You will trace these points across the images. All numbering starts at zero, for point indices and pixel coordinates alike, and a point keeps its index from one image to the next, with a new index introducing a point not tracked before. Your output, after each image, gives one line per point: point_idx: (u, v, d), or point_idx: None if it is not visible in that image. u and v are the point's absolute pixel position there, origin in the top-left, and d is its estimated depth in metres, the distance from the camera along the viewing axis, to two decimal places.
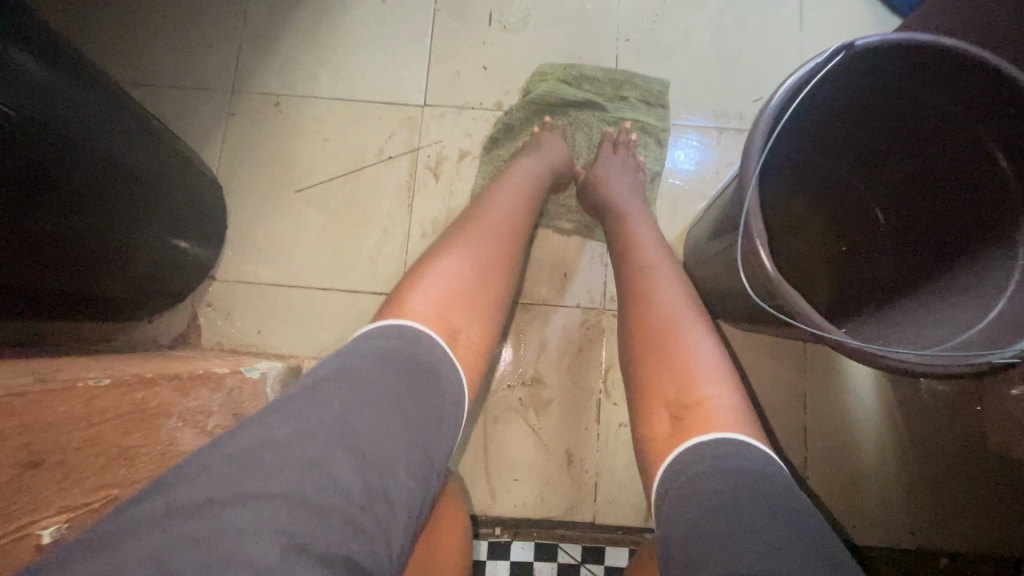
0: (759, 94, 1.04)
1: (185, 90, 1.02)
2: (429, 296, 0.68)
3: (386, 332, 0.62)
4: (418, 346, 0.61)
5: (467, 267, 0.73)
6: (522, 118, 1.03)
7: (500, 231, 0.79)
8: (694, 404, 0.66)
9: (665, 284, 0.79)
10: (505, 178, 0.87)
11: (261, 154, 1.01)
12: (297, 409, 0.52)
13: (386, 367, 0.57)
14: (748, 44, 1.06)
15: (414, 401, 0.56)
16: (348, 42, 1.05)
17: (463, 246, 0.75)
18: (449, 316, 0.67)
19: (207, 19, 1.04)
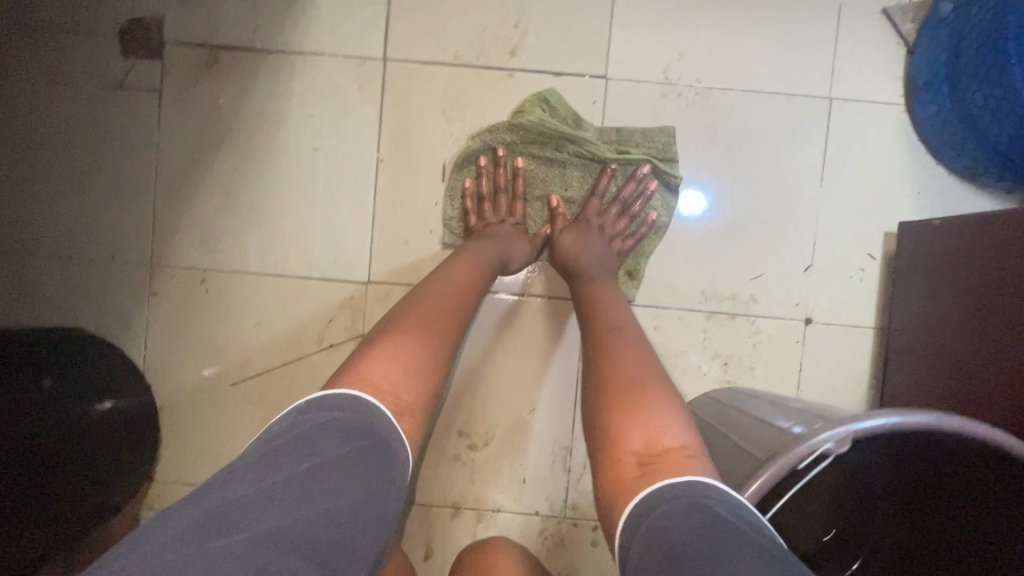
0: (759, 271, 0.88)
1: (97, 265, 0.91)
2: (383, 357, 0.63)
3: (328, 402, 0.57)
4: (364, 414, 0.57)
5: (412, 345, 0.66)
6: (514, 137, 0.88)
7: (447, 296, 0.74)
8: (666, 446, 0.57)
9: (632, 354, 0.69)
10: (452, 262, 0.79)
11: (189, 338, 0.91)
12: (264, 470, 0.51)
13: (344, 430, 0.55)
14: (751, 204, 0.89)
15: (370, 459, 0.54)
16: (277, 200, 0.90)
17: (408, 319, 0.69)
18: (399, 386, 0.62)
19: (117, 173, 0.91)
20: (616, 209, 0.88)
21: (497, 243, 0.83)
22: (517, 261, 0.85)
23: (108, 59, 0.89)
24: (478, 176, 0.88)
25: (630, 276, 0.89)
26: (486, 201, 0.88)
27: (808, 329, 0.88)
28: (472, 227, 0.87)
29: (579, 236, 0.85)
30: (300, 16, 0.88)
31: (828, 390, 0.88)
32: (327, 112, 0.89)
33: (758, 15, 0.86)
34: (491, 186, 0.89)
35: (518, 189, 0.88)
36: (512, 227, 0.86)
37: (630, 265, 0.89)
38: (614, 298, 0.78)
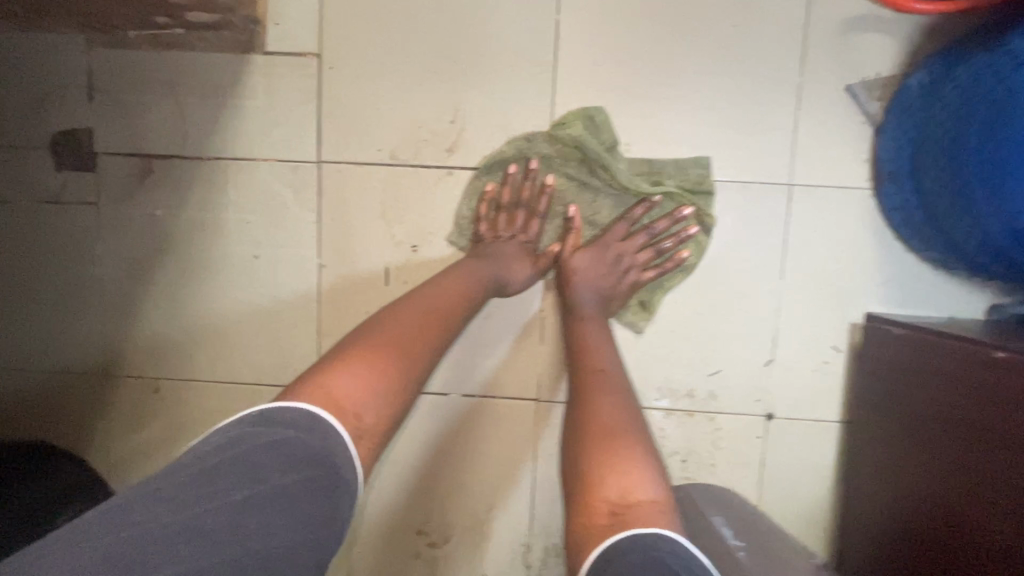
0: (718, 366, 0.85)
1: (50, 377, 0.91)
2: (354, 376, 0.61)
3: (286, 418, 0.56)
4: (322, 442, 0.56)
5: (385, 363, 0.64)
6: (548, 151, 0.83)
7: (436, 315, 0.71)
8: (637, 499, 0.57)
9: (613, 405, 0.69)
10: (444, 277, 0.77)
11: (147, 447, 0.92)
12: (195, 503, 0.50)
13: (292, 455, 0.54)
14: (706, 298, 0.84)
15: (312, 491, 0.54)
16: (222, 308, 0.88)
17: (393, 334, 0.67)
18: (361, 405, 0.60)
19: (60, 287, 0.89)
20: (643, 241, 0.83)
21: (490, 266, 0.80)
22: (514, 286, 0.82)
23: (43, 173, 0.88)
24: (503, 184, 0.84)
25: (642, 306, 0.85)
26: (503, 212, 0.84)
27: (770, 425, 0.85)
28: (482, 236, 0.84)
29: (586, 260, 0.82)
30: (229, 121, 0.85)
31: (791, 486, 0.86)
32: (264, 218, 0.86)
33: (705, 100, 0.81)
34: (513, 198, 0.84)
35: (540, 209, 0.84)
36: (518, 247, 0.83)
37: (644, 294, 0.84)
38: (598, 341, 0.78)
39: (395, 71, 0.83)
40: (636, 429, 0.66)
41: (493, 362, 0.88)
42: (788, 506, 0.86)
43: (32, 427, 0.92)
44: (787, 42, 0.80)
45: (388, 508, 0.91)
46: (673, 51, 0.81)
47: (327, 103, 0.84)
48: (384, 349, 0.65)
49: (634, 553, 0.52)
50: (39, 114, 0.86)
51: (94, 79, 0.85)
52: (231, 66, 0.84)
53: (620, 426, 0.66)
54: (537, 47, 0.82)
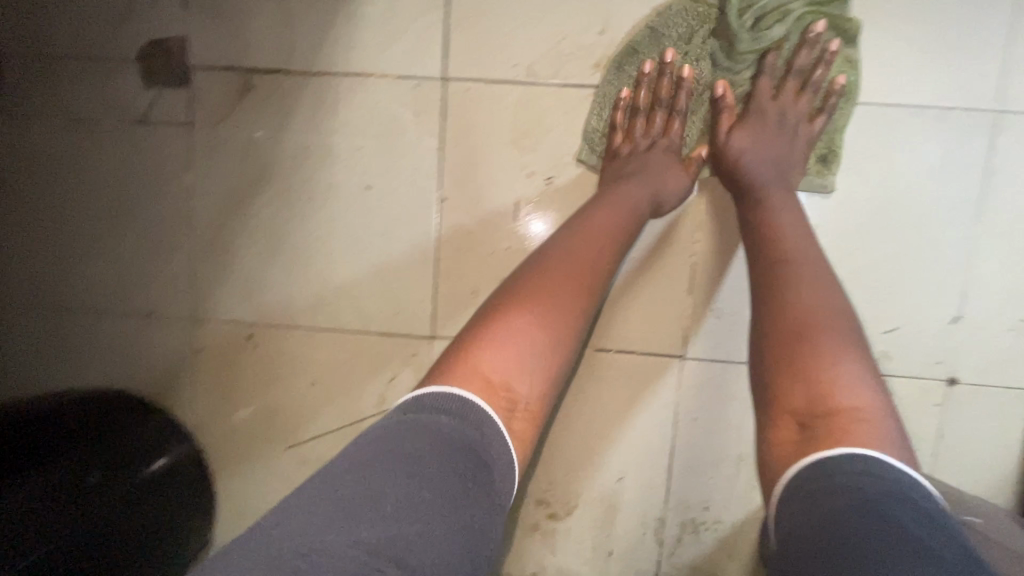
0: (895, 323, 0.74)
1: (135, 319, 0.82)
2: (500, 350, 0.52)
3: (437, 403, 0.47)
4: (483, 431, 0.47)
5: (534, 337, 0.54)
6: (677, 34, 0.72)
7: (580, 263, 0.60)
8: (832, 407, 0.48)
9: (820, 291, 0.56)
10: (587, 216, 0.65)
11: (239, 399, 0.83)
12: (337, 517, 0.39)
13: (443, 446, 0.44)
14: (885, 244, 0.74)
15: (467, 492, 0.43)
16: (328, 246, 0.79)
17: (539, 301, 0.56)
18: (512, 378, 0.51)
19: (147, 221, 0.80)
20: (791, 87, 0.72)
21: (642, 184, 0.69)
22: (671, 202, 0.71)
23: (132, 89, 0.78)
24: (637, 86, 0.73)
25: (822, 164, 0.73)
26: (640, 117, 0.74)
27: (952, 391, 0.74)
28: (617, 147, 0.74)
29: (744, 133, 0.71)
30: (343, 30, 0.75)
31: (971, 463, 0.75)
32: (379, 143, 0.76)
33: (898, 15, 0.71)
34: (652, 98, 0.73)
35: (679, 104, 0.73)
36: (664, 152, 0.73)
37: (822, 149, 0.73)
38: (794, 227, 0.63)
39: None
40: (853, 328, 0.54)
41: (632, 314, 0.78)
42: (967, 485, 0.76)
43: None
44: None
45: None
46: None
47: (455, 11, 0.73)
48: (528, 314, 0.55)
49: (817, 479, 0.43)
50: (130, 21, 0.76)
51: None
52: None
53: (829, 321, 0.53)
54: None
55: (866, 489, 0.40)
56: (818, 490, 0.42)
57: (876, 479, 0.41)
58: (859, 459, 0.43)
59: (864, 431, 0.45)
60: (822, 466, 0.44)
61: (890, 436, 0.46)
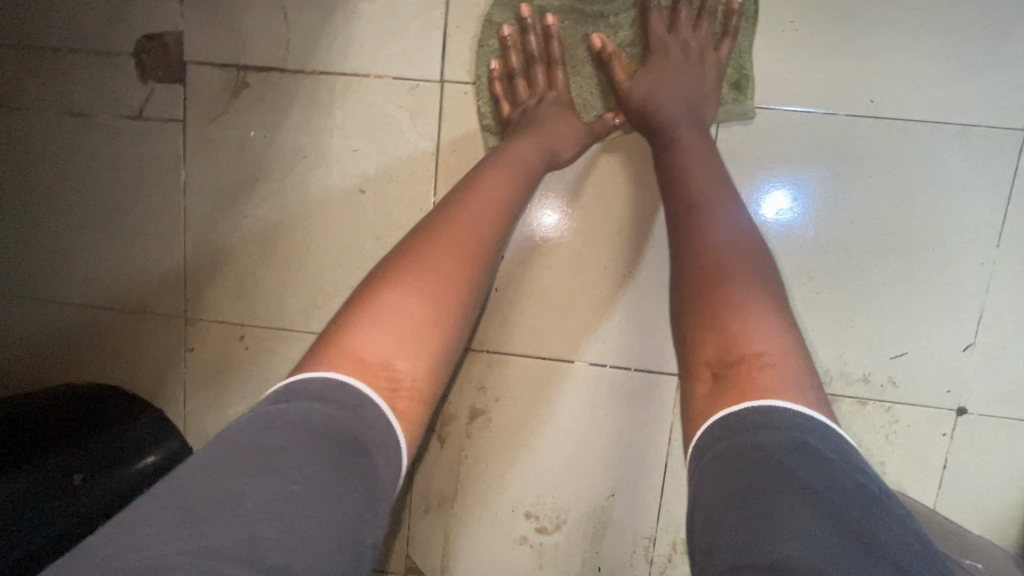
0: (902, 348, 0.71)
1: (126, 317, 0.82)
2: (379, 326, 0.50)
3: (312, 389, 0.45)
4: (357, 419, 0.44)
5: (412, 306, 0.52)
6: None
7: (472, 229, 0.57)
8: (740, 355, 0.48)
9: (728, 220, 0.57)
10: (486, 178, 0.62)
11: (229, 399, 0.83)
12: (186, 526, 0.36)
13: (319, 436, 0.42)
14: (895, 266, 0.70)
15: (351, 469, 0.42)
16: (320, 248, 0.77)
17: (422, 264, 0.54)
18: (393, 354, 0.49)
19: (141, 218, 0.79)
20: (682, 19, 0.70)
21: (537, 137, 0.67)
22: (568, 152, 0.70)
23: (125, 84, 0.77)
24: (506, 52, 0.71)
25: (737, 90, 0.70)
26: (520, 77, 0.72)
27: (961, 421, 0.71)
28: (507, 116, 0.71)
29: (658, 70, 0.69)
30: (340, 29, 0.73)
31: (978, 495, 0.72)
32: (375, 145, 0.74)
33: (922, 23, 0.67)
34: (523, 60, 0.72)
35: (553, 58, 0.72)
36: (555, 105, 0.71)
37: (732, 75, 0.70)
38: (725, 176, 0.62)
39: None
40: (756, 263, 0.55)
41: (628, 328, 0.76)
42: (971, 518, 0.73)
43: (109, 373, 0.84)
44: None
45: (493, 487, 0.81)
46: None
47: (457, 12, 0.71)
48: (408, 281, 0.52)
49: (723, 440, 0.44)
50: (125, 16, 0.75)
51: None
52: None
53: (737, 262, 0.54)
54: None
55: (767, 448, 0.42)
56: (723, 452, 0.43)
57: (774, 433, 0.42)
58: (739, 424, 0.44)
59: (771, 375, 0.46)
60: (733, 423, 0.44)
61: (797, 381, 0.46)
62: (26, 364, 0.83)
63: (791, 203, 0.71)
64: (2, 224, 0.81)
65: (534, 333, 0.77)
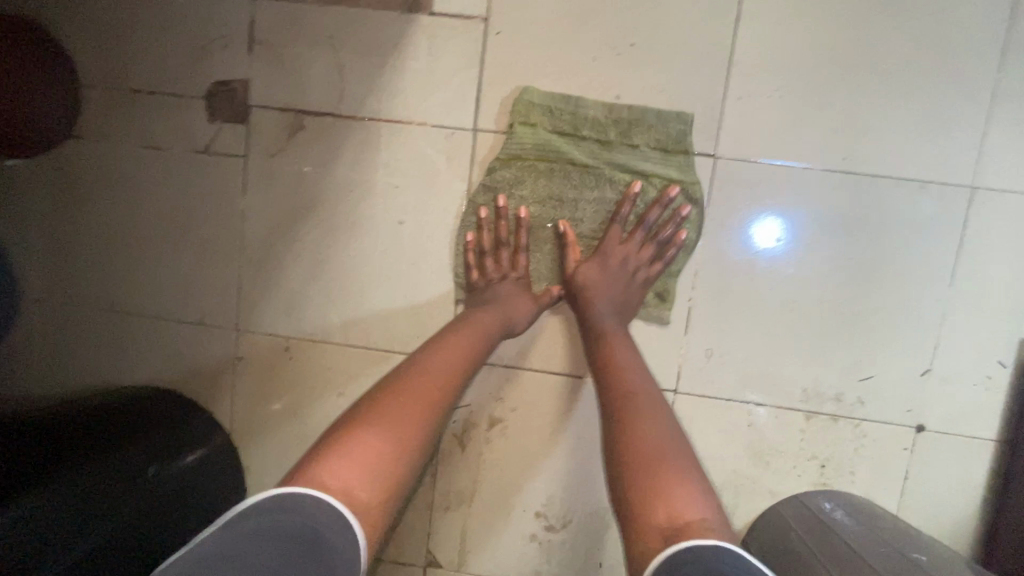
0: (870, 371, 0.82)
1: (183, 328, 0.91)
2: (346, 462, 0.57)
3: (290, 503, 0.52)
4: (328, 532, 0.52)
5: (375, 450, 0.60)
6: (518, 182, 0.84)
7: (432, 382, 0.69)
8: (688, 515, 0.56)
9: (656, 427, 0.66)
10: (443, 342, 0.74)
11: (272, 403, 0.92)
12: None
13: (277, 540, 0.50)
14: (865, 300, 0.81)
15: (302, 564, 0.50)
16: (361, 271, 0.88)
17: (384, 415, 0.64)
18: (354, 487, 0.56)
19: (201, 240, 0.89)
20: (637, 237, 0.82)
21: (492, 309, 0.79)
22: (520, 325, 0.81)
23: (195, 123, 0.87)
24: (480, 228, 0.84)
25: (660, 299, 0.84)
26: (489, 253, 0.84)
27: (920, 436, 0.82)
28: (475, 283, 0.84)
29: (600, 272, 0.81)
30: (388, 82, 0.84)
31: (934, 503, 0.82)
32: (414, 183, 0.85)
33: (887, 94, 0.79)
34: (494, 237, 0.84)
35: (521, 243, 0.83)
36: (514, 284, 0.82)
37: (657, 289, 0.83)
38: (633, 358, 0.75)
39: (564, 41, 0.82)
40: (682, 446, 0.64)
41: None
42: (929, 523, 0.83)
43: (165, 377, 0.93)
44: (983, 39, 0.78)
45: (507, 488, 0.90)
46: (856, 40, 0.79)
47: (490, 71, 0.83)
48: (374, 427, 0.62)
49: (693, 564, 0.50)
50: (199, 64, 0.86)
51: (257, 31, 0.85)
52: (397, 27, 0.83)
53: (670, 444, 0.64)
54: (713, 25, 0.80)
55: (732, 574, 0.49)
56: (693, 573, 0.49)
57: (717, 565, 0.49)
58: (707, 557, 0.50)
59: None
60: (677, 559, 0.51)
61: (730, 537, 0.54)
62: (89, 367, 0.93)
63: (778, 238, 0.82)
64: (76, 241, 0.90)
65: (548, 351, 0.87)
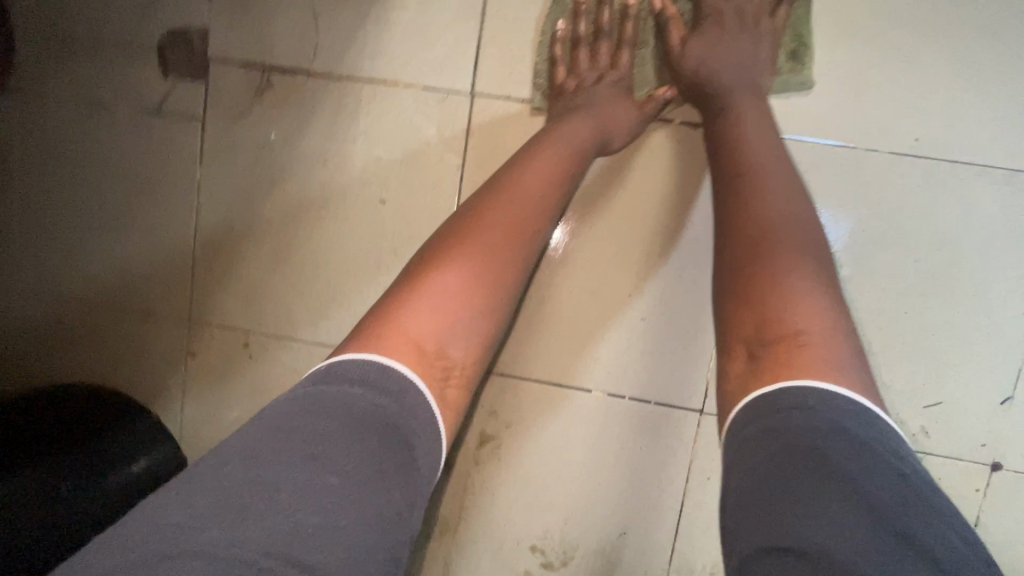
0: (936, 398, 0.68)
1: (128, 318, 0.79)
2: (431, 309, 0.52)
3: (353, 370, 0.45)
4: (405, 401, 0.44)
5: (462, 289, 0.54)
6: None
7: (519, 222, 0.59)
8: (778, 335, 0.47)
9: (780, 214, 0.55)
10: (524, 164, 0.63)
11: (229, 408, 0.79)
12: (224, 514, 0.35)
13: (358, 422, 0.41)
14: (933, 312, 0.68)
15: (389, 459, 0.41)
16: (336, 256, 0.75)
17: (472, 254, 0.56)
18: (446, 342, 0.51)
19: (150, 216, 0.77)
20: None
21: (590, 119, 0.66)
22: (616, 142, 0.68)
23: (146, 79, 0.74)
24: (574, 17, 0.69)
25: (793, 60, 0.67)
26: (584, 47, 0.69)
27: (995, 477, 0.68)
28: (563, 85, 0.69)
29: (708, 35, 0.66)
30: (372, 34, 0.71)
31: (1006, 557, 0.69)
32: (400, 154, 0.72)
33: (973, 63, 0.65)
34: (591, 27, 0.69)
35: (624, 32, 0.69)
36: (612, 87, 0.69)
37: (791, 44, 0.67)
38: (762, 132, 0.61)
39: None
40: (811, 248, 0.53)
41: (650, 358, 0.73)
42: None
43: (106, 375, 0.80)
44: None
45: (499, 518, 0.77)
46: None
47: (490, 26, 0.69)
48: (459, 266, 0.55)
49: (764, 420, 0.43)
50: (151, 10, 0.73)
51: None
52: None
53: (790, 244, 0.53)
54: None
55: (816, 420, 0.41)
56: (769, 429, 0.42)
57: (811, 412, 0.41)
58: (800, 397, 0.43)
59: (807, 372, 0.44)
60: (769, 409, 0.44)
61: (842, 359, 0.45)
62: (22, 361, 0.81)
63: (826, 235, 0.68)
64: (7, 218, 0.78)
65: (549, 360, 0.74)
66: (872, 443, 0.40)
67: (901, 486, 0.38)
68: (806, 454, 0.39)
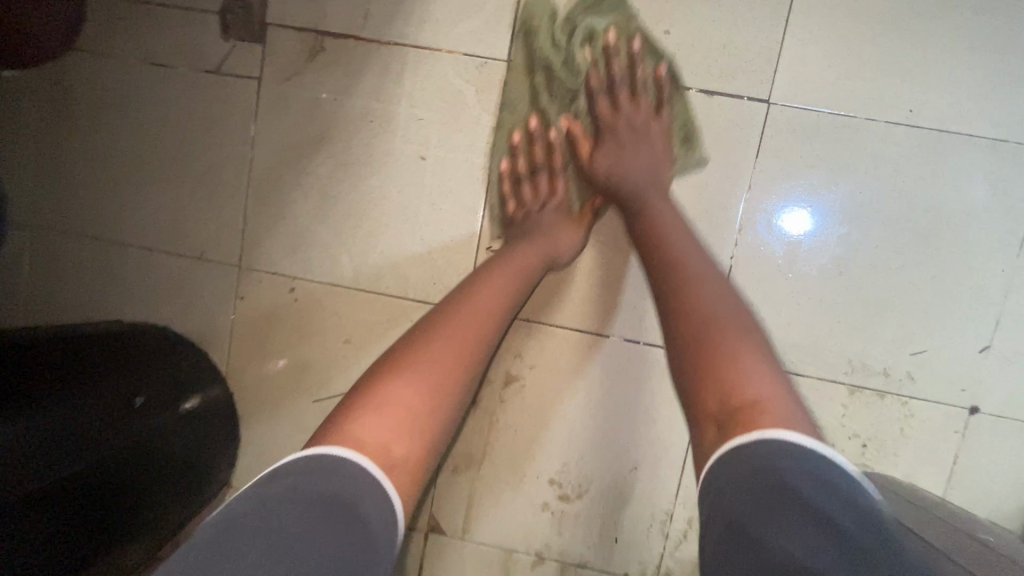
0: (922, 346, 0.75)
1: (182, 259, 0.85)
2: (379, 414, 0.52)
3: (302, 466, 0.47)
4: (352, 483, 0.46)
5: (413, 398, 0.54)
6: (521, 99, 0.78)
7: (471, 319, 0.63)
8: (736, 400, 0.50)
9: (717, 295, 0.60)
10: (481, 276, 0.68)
11: (273, 348, 0.86)
12: None
13: (312, 501, 0.44)
14: (921, 269, 0.75)
15: (347, 534, 0.43)
16: (377, 208, 0.81)
17: (420, 360, 0.57)
18: (394, 439, 0.51)
19: (206, 165, 0.83)
20: (625, 95, 0.75)
21: (534, 245, 0.73)
22: (564, 256, 0.76)
23: (207, 40, 0.81)
24: (513, 155, 0.78)
25: (686, 143, 0.76)
26: (527, 182, 0.78)
27: (973, 419, 0.75)
28: (513, 217, 0.78)
29: (612, 150, 0.74)
30: (418, 5, 0.78)
31: (981, 493, 0.76)
32: (439, 116, 0.79)
33: (963, 43, 0.72)
34: (529, 164, 0.78)
35: (558, 163, 0.78)
36: (555, 213, 0.77)
37: (679, 133, 0.76)
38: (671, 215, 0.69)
39: None
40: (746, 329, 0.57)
41: None
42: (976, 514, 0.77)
43: (160, 310, 0.87)
44: None
45: (520, 453, 0.84)
46: None
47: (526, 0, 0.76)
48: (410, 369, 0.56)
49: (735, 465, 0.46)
50: None
51: None
52: None
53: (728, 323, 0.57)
54: None
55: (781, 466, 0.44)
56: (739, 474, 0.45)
57: (773, 462, 0.44)
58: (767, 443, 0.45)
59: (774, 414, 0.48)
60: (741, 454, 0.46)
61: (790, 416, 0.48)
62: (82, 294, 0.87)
63: (809, 221, 0.76)
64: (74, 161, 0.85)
65: (570, 307, 0.81)
66: (833, 480, 0.43)
67: (866, 516, 0.41)
68: (774, 496, 0.42)
